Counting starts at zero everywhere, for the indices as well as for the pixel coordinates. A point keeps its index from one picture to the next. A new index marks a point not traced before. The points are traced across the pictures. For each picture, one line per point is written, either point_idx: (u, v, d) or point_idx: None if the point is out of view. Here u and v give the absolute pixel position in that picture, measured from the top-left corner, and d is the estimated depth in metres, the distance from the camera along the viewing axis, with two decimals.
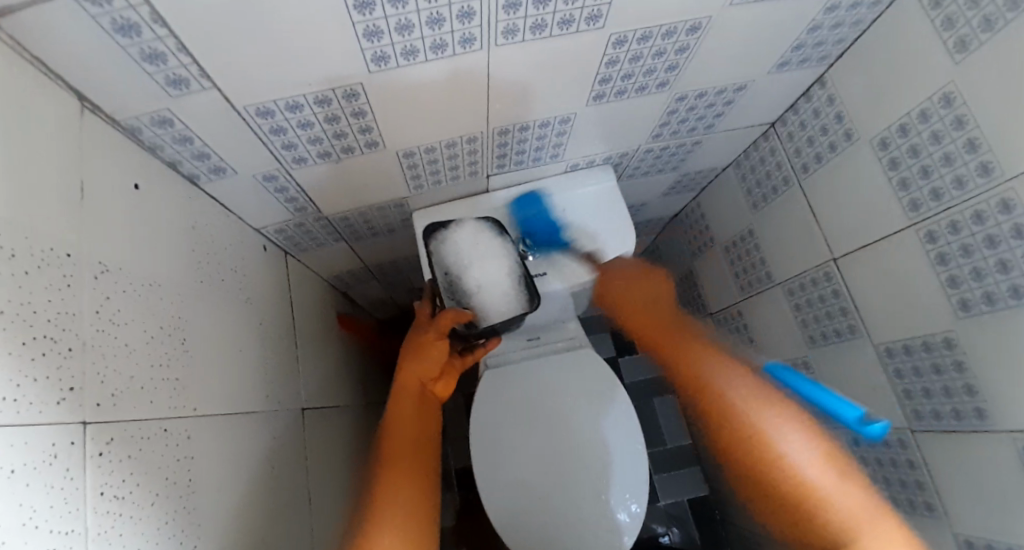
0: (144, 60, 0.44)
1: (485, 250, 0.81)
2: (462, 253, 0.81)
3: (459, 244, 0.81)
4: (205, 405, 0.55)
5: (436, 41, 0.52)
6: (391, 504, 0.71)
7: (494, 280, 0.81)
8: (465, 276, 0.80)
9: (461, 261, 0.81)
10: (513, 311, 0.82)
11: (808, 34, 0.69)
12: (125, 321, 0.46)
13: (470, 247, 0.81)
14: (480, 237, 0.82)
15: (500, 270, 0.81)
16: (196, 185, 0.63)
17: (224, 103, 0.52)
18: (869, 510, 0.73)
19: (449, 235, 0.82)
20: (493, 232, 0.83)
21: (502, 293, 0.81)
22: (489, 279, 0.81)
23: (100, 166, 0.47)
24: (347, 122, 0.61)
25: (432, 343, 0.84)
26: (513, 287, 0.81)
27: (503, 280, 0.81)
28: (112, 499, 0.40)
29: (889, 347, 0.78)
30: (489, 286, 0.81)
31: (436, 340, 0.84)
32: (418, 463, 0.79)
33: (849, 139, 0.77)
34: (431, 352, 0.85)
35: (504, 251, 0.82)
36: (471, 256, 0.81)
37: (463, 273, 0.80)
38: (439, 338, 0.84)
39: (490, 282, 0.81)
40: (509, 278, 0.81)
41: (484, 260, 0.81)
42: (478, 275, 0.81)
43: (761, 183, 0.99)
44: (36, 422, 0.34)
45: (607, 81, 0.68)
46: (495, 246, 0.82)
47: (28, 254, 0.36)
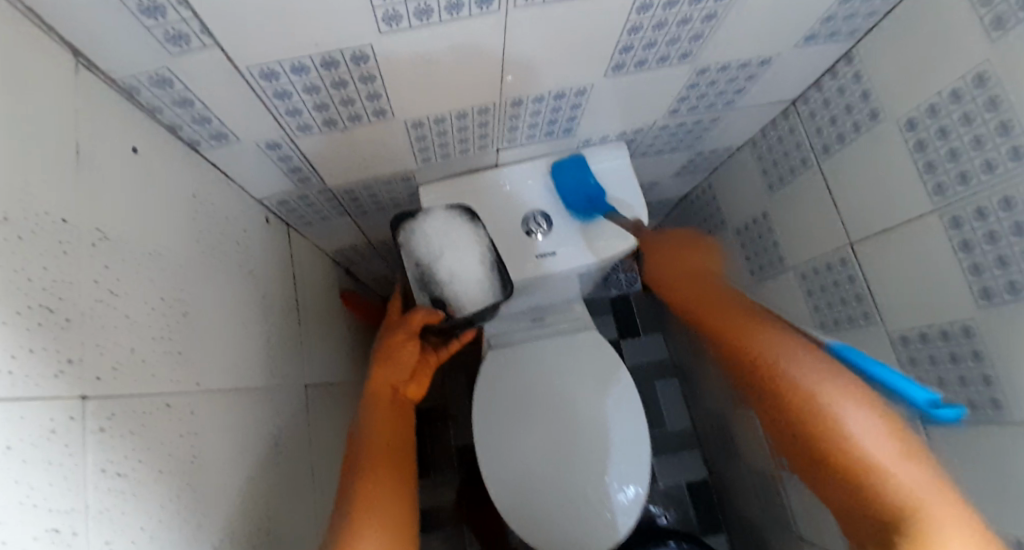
0: (142, 13, 0.41)
1: (453, 239, 0.78)
2: (434, 243, 0.78)
3: (428, 233, 0.78)
4: (208, 380, 0.54)
5: (452, 0, 0.49)
6: (368, 516, 0.62)
7: (466, 270, 0.77)
8: (437, 267, 0.77)
9: (431, 250, 0.78)
10: (485, 301, 0.79)
11: (839, 6, 0.66)
12: (126, 291, 0.44)
13: (439, 236, 0.78)
14: (450, 226, 0.79)
15: (471, 259, 0.78)
16: (196, 151, 0.61)
17: (226, 64, 0.49)
18: (932, 485, 0.51)
19: (419, 224, 0.78)
20: (464, 219, 0.80)
21: (474, 283, 0.78)
22: (460, 268, 0.77)
23: (96, 128, 0.45)
24: (356, 88, 0.58)
25: (402, 344, 0.84)
26: (485, 276, 0.78)
27: (473, 268, 0.78)
28: (114, 476, 0.39)
29: (904, 333, 0.77)
30: (461, 275, 0.77)
31: (407, 340, 0.84)
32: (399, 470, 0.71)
33: (875, 119, 0.74)
34: (403, 353, 0.84)
35: (473, 239, 0.79)
36: (443, 244, 0.78)
37: (436, 264, 0.77)
38: (411, 338, 0.84)
39: (462, 271, 0.77)
40: (481, 267, 0.78)
41: (456, 250, 0.78)
42: (448, 263, 0.77)
43: (778, 164, 0.96)
44: (33, 396, 0.33)
45: (628, 50, 0.65)
46: (464, 231, 0.79)
47: (22, 218, 0.34)
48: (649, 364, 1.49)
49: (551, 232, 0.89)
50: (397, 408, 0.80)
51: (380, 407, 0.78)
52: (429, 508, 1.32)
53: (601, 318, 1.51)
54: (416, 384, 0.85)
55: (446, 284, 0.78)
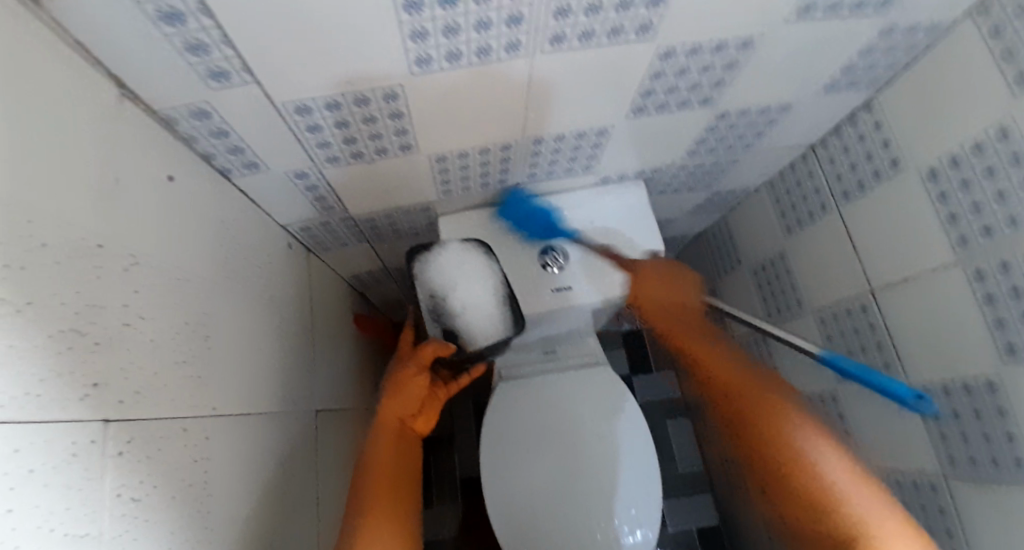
0: (187, 51, 0.44)
1: (467, 271, 0.77)
2: (448, 275, 0.77)
3: (443, 265, 0.77)
4: (224, 404, 0.54)
5: (482, 45, 0.51)
6: None
7: (479, 302, 0.77)
8: (450, 298, 0.76)
9: (446, 281, 0.77)
10: (497, 334, 0.78)
11: (860, 57, 0.67)
12: (153, 316, 0.45)
13: (454, 267, 0.77)
14: (465, 260, 0.78)
15: (484, 291, 0.77)
16: (227, 178, 0.63)
17: (263, 99, 0.51)
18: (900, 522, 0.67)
19: (433, 257, 0.78)
20: (479, 252, 0.79)
21: (487, 316, 0.77)
22: (473, 300, 0.77)
23: (136, 158, 0.46)
24: (384, 124, 0.60)
25: (412, 377, 0.81)
26: (498, 310, 0.78)
27: (487, 302, 0.78)
28: (129, 502, 0.39)
29: (926, 385, 0.74)
30: (475, 307, 0.77)
31: (417, 373, 0.82)
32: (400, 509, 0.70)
33: (895, 167, 0.74)
34: (412, 387, 0.81)
35: (488, 271, 0.79)
36: (457, 276, 0.77)
37: (450, 295, 0.76)
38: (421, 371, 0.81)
39: (474, 304, 0.77)
40: (493, 298, 0.77)
41: (470, 282, 0.77)
42: (463, 296, 0.77)
43: (797, 207, 0.96)
44: (58, 419, 0.33)
45: (650, 93, 0.66)
46: (480, 264, 0.79)
47: (59, 244, 0.35)
48: (660, 401, 1.46)
49: (567, 267, 0.90)
50: (402, 442, 0.78)
51: (385, 442, 0.76)
52: (428, 542, 1.29)
53: (613, 352, 1.49)
54: (423, 418, 0.83)
55: (459, 317, 0.76)
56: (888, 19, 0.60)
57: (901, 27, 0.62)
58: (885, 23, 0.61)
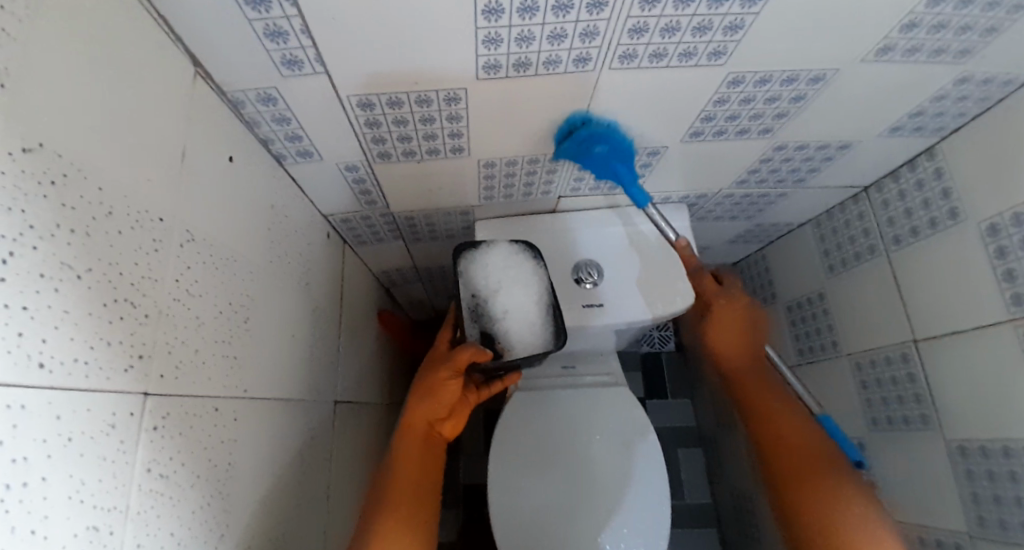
0: (266, 37, 0.44)
1: (513, 275, 0.76)
2: (492, 277, 0.76)
3: (490, 268, 0.76)
4: (255, 387, 0.54)
5: (551, 57, 0.50)
6: None
7: (521, 308, 0.75)
8: (491, 301, 0.75)
9: (491, 283, 0.76)
10: (536, 344, 0.75)
11: (931, 102, 0.65)
12: (200, 293, 0.45)
13: (501, 270, 0.76)
14: (512, 263, 0.77)
15: (527, 298, 0.76)
16: (281, 164, 0.63)
17: (329, 90, 0.52)
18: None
19: (481, 257, 0.77)
20: (527, 257, 0.78)
21: (527, 323, 0.75)
22: (515, 306, 0.75)
23: (204, 136, 0.47)
24: (441, 125, 0.60)
25: (444, 382, 0.77)
26: (540, 318, 0.75)
27: (530, 309, 0.76)
28: (157, 478, 0.38)
29: (963, 445, 0.71)
30: (516, 313, 0.75)
31: (451, 379, 0.77)
32: (419, 515, 0.71)
33: (954, 218, 0.71)
34: (444, 392, 0.77)
35: (535, 279, 0.77)
36: (503, 280, 0.76)
37: (493, 297, 0.75)
38: (454, 376, 0.77)
39: (517, 310, 0.75)
40: (536, 306, 0.76)
41: (513, 286, 0.76)
42: (506, 300, 0.75)
43: (842, 247, 0.93)
44: (101, 389, 0.33)
45: (710, 119, 0.65)
46: (527, 269, 0.77)
47: (124, 213, 0.36)
48: (674, 429, 1.43)
49: (602, 284, 0.88)
50: (427, 450, 0.77)
51: (410, 446, 0.76)
52: None
53: (630, 374, 1.47)
54: (452, 423, 0.80)
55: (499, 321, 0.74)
56: (965, 69, 0.58)
57: (977, 78, 0.60)
58: (962, 72, 0.59)
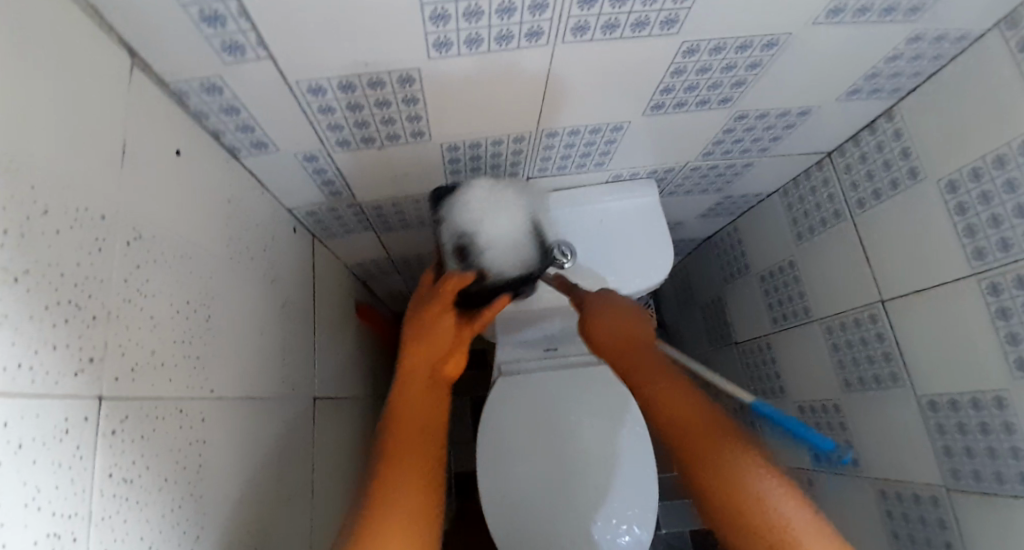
0: (202, 22, 0.42)
1: (491, 202, 0.72)
2: (471, 213, 0.72)
3: (469, 205, 0.72)
4: (222, 387, 0.53)
5: (503, 31, 0.50)
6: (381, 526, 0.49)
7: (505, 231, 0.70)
8: (476, 234, 0.72)
9: (471, 221, 0.72)
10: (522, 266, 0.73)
11: (885, 64, 0.65)
12: (153, 293, 0.43)
13: (480, 201, 0.72)
14: (490, 193, 0.72)
15: (511, 223, 0.72)
16: (236, 157, 0.61)
17: (277, 76, 0.50)
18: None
19: (458, 197, 0.73)
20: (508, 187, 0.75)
21: (513, 247, 0.72)
22: (496, 233, 0.72)
23: (146, 129, 0.45)
24: (398, 109, 0.59)
25: (438, 316, 0.68)
26: (525, 244, 0.72)
27: (513, 233, 0.72)
28: (120, 482, 0.37)
29: (933, 399, 0.73)
30: (498, 241, 0.71)
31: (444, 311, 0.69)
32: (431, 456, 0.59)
33: (913, 178, 0.73)
34: (439, 326, 0.68)
35: (517, 204, 0.74)
36: (483, 212, 0.71)
37: (476, 233, 0.72)
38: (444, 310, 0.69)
39: (501, 237, 0.71)
40: (522, 234, 0.72)
41: (495, 213, 0.72)
42: (487, 231, 0.72)
43: (809, 214, 0.94)
44: (50, 394, 0.32)
45: (670, 91, 0.65)
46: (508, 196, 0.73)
47: (61, 212, 0.34)
48: None
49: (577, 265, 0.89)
50: (433, 392, 0.65)
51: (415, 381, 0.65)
52: None
53: None
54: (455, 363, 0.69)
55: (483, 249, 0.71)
56: (916, 27, 0.59)
57: (928, 36, 0.61)
58: (913, 31, 0.59)
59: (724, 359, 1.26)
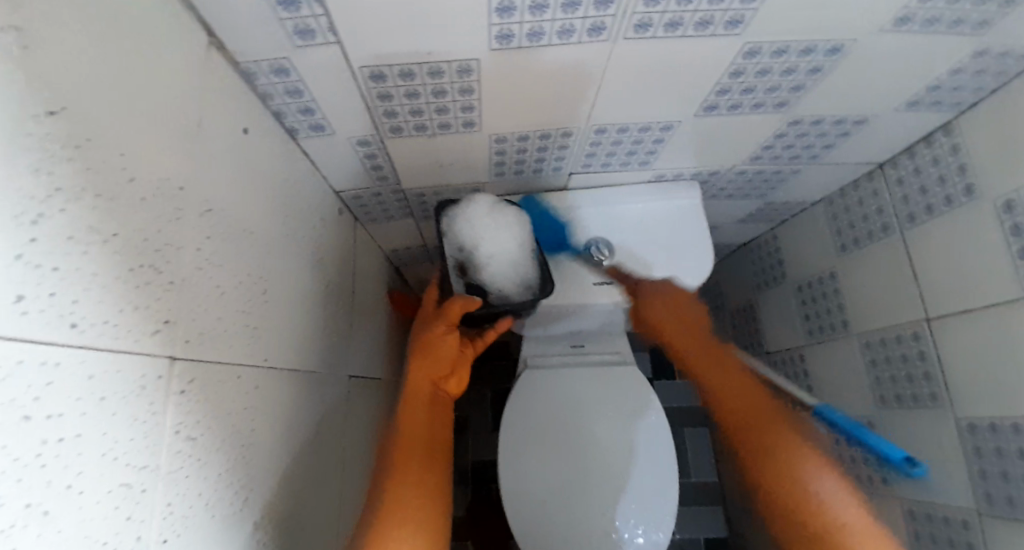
0: (280, 6, 0.44)
1: (496, 218, 0.79)
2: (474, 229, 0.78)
3: (472, 220, 0.78)
4: (274, 358, 0.55)
5: (565, 26, 0.50)
6: None
7: (503, 253, 0.79)
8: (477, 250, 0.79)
9: (473, 235, 0.78)
10: (518, 288, 0.82)
11: (949, 76, 0.63)
12: (220, 263, 0.45)
13: (483, 217, 0.78)
14: (493, 211, 0.79)
15: (512, 240, 0.80)
16: (293, 139, 0.63)
17: (342, 60, 0.51)
18: None
19: (460, 211, 0.78)
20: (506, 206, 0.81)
21: (512, 264, 0.81)
22: (499, 249, 0.79)
23: (218, 106, 0.47)
24: (453, 98, 0.60)
25: (441, 337, 0.79)
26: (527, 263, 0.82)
27: (513, 251, 0.80)
28: (185, 440, 0.39)
29: (973, 422, 0.71)
30: (500, 256, 0.79)
31: (447, 334, 0.79)
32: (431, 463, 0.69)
33: (969, 195, 0.70)
34: (441, 346, 0.79)
35: (517, 222, 0.80)
36: (485, 229, 0.78)
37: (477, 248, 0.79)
38: (450, 330, 0.79)
39: (501, 252, 0.79)
40: (520, 249, 0.81)
41: (495, 230, 0.78)
42: (489, 247, 0.79)
43: (854, 226, 0.92)
44: (131, 351, 0.34)
45: (726, 92, 0.64)
46: (506, 217, 0.80)
47: (145, 180, 0.36)
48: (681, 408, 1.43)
49: (613, 263, 0.89)
50: (436, 409, 0.77)
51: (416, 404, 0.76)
52: None
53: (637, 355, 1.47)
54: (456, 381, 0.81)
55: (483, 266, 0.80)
56: (985, 40, 0.57)
57: (997, 49, 0.58)
58: (981, 43, 0.57)
59: None
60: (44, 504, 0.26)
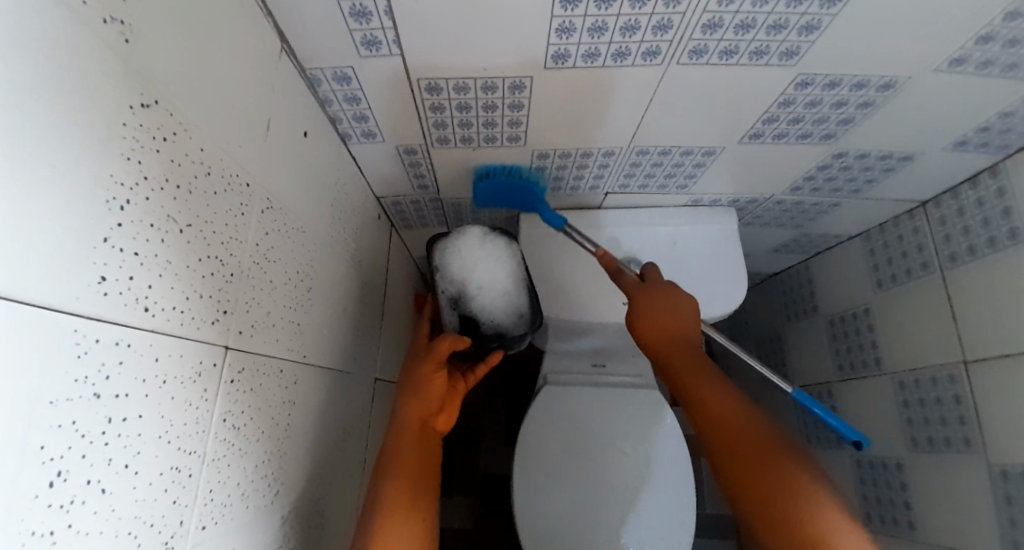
0: (351, 17, 0.46)
1: (485, 251, 0.79)
2: (466, 262, 0.79)
3: (464, 254, 0.79)
4: (312, 357, 0.56)
5: (621, 48, 0.51)
6: None
7: (494, 285, 0.79)
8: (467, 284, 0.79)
9: (464, 267, 0.79)
10: (512, 318, 0.80)
11: (1003, 117, 0.63)
12: (274, 258, 0.47)
13: (475, 250, 0.79)
14: (484, 242, 0.80)
15: (502, 273, 0.80)
16: (345, 144, 0.65)
17: (402, 72, 0.53)
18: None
19: (453, 244, 0.79)
20: (500, 238, 0.81)
21: (503, 297, 0.80)
22: (489, 281, 0.79)
23: (286, 109, 0.49)
24: (502, 113, 0.61)
25: (428, 375, 0.69)
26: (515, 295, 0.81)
27: (503, 285, 0.80)
28: (230, 429, 0.40)
29: (1005, 469, 0.69)
30: (489, 289, 0.79)
31: (436, 373, 0.69)
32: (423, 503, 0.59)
33: (1014, 238, 0.69)
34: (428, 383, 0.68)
35: (508, 254, 0.81)
36: (475, 263, 0.79)
37: (469, 282, 0.79)
38: (438, 369, 0.69)
39: (492, 286, 0.80)
40: (511, 281, 0.80)
41: (485, 264, 0.79)
42: (479, 280, 0.79)
43: (892, 263, 0.90)
44: (191, 338, 0.35)
45: (772, 122, 0.64)
46: (499, 250, 0.80)
47: (219, 175, 0.38)
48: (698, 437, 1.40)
49: None
50: (423, 447, 0.65)
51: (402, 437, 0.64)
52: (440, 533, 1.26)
53: None
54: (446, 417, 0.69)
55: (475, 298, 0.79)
56: None
57: None
58: None
59: (775, 401, 1.21)
60: (103, 482, 0.27)
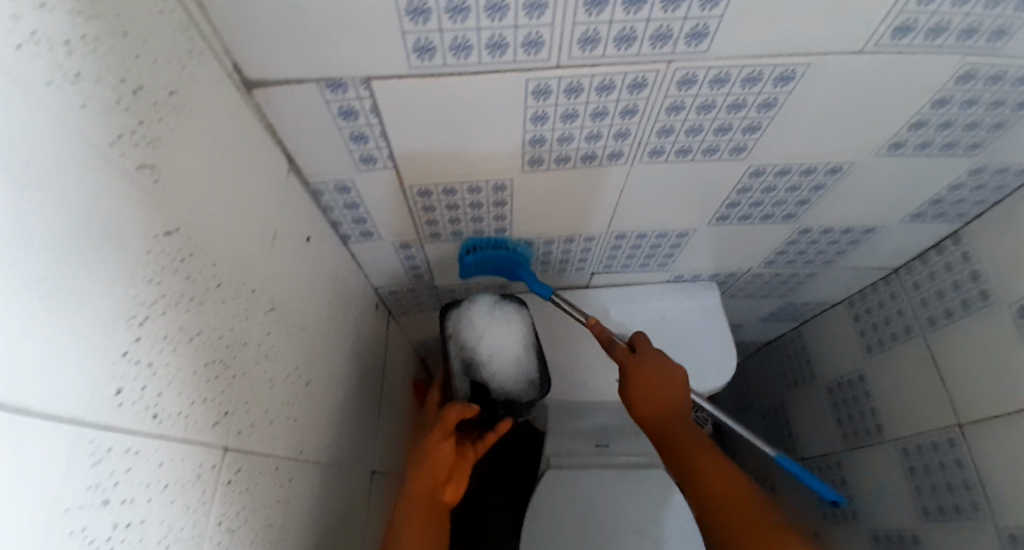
0: (351, 140, 0.53)
1: (496, 319, 0.81)
2: (477, 328, 0.80)
3: (476, 321, 0.80)
4: (307, 451, 0.57)
5: (588, 152, 0.57)
6: None
7: (505, 349, 0.80)
8: (478, 348, 0.79)
9: (474, 332, 0.80)
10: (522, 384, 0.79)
11: (949, 191, 0.68)
12: (274, 356, 0.50)
13: (487, 317, 0.81)
14: (495, 310, 0.82)
15: (513, 337, 0.81)
16: (345, 244, 0.71)
17: (395, 180, 0.60)
18: None
19: (466, 311, 0.81)
20: (512, 305, 0.83)
21: (513, 361, 0.80)
22: (499, 347, 0.80)
23: (291, 219, 0.55)
24: (487, 209, 0.67)
25: (436, 445, 0.68)
26: (525, 359, 0.81)
27: (514, 349, 0.81)
28: (225, 532, 0.41)
29: (1017, 536, 0.67)
30: (501, 354, 0.80)
31: (443, 441, 0.68)
32: None
33: (986, 300, 0.72)
34: (436, 454, 0.68)
35: (519, 319, 0.83)
36: (486, 329, 0.80)
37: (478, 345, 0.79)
38: (445, 438, 0.69)
39: (501, 351, 0.80)
40: (521, 347, 0.81)
41: (495, 330, 0.81)
42: (490, 344, 0.80)
43: (877, 328, 0.93)
44: (193, 441, 0.37)
45: (735, 206, 0.70)
46: (510, 317, 0.82)
47: (228, 285, 0.42)
48: None
49: None
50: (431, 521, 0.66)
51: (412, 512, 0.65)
52: None
53: None
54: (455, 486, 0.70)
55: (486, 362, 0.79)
56: (976, 161, 0.63)
57: (990, 168, 0.64)
58: (975, 163, 0.63)
59: (786, 474, 1.17)
60: None
